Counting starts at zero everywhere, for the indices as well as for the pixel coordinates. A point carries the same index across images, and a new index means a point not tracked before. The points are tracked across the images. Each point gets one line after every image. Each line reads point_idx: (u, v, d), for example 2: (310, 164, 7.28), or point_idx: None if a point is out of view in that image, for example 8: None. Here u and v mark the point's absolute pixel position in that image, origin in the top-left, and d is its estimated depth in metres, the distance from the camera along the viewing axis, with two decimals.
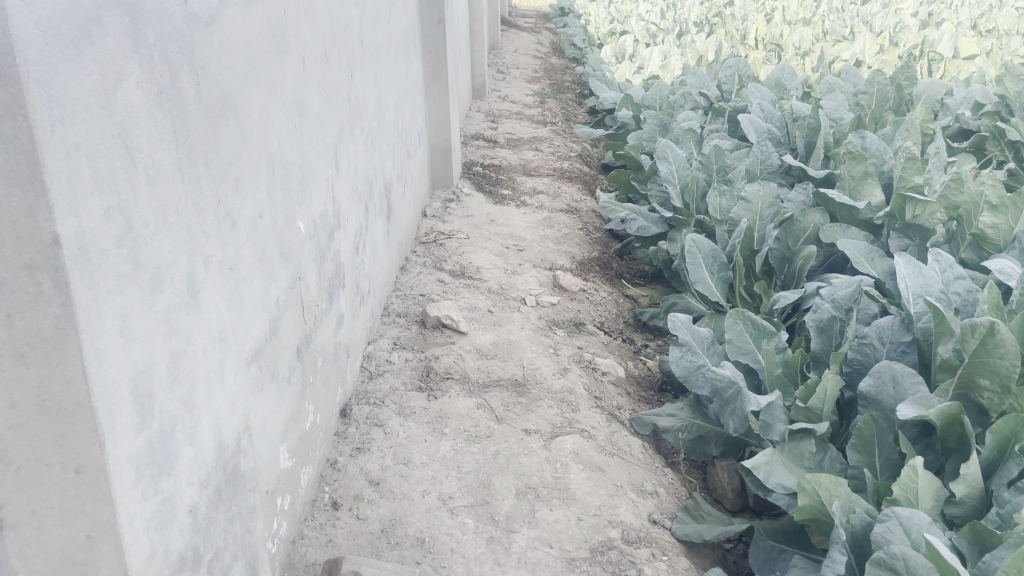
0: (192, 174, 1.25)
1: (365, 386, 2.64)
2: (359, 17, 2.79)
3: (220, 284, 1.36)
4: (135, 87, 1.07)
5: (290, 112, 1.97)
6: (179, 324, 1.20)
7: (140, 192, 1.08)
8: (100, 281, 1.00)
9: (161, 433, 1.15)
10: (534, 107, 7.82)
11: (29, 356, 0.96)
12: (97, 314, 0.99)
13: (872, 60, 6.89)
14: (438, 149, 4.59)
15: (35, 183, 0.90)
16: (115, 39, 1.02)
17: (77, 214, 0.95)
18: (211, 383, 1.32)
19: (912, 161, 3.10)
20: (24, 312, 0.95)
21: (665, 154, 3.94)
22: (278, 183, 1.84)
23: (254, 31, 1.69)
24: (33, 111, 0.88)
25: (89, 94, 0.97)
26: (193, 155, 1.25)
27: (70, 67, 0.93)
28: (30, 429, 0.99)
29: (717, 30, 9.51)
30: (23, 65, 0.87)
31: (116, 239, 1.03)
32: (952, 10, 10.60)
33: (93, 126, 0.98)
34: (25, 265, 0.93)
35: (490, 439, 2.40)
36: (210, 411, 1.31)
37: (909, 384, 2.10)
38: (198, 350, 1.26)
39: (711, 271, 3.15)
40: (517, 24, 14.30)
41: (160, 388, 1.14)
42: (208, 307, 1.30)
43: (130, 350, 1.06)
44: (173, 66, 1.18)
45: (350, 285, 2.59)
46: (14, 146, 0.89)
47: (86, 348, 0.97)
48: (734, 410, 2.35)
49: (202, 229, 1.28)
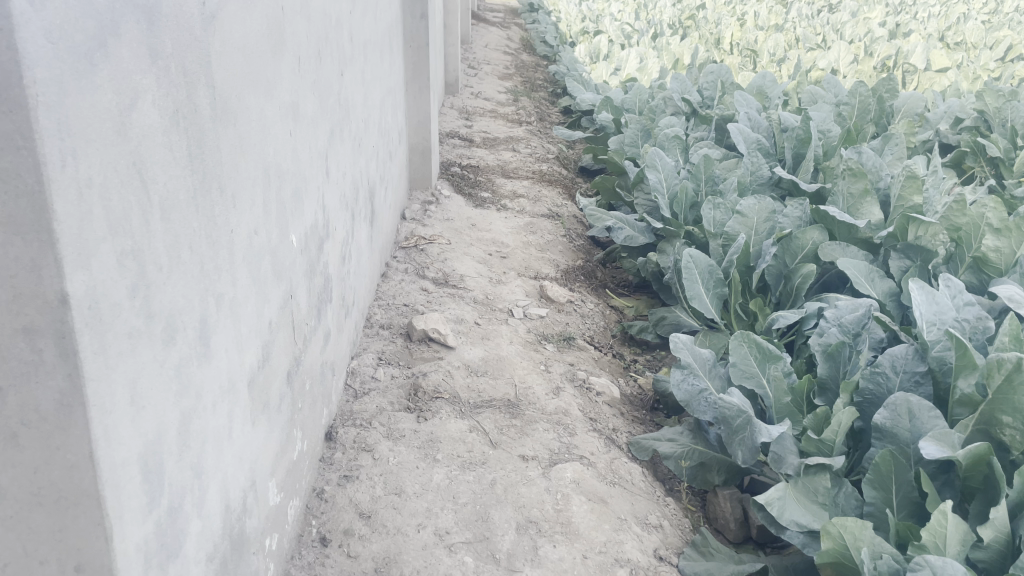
0: (206, 203, 1.12)
1: (351, 406, 2.48)
2: (349, 11, 2.63)
3: (230, 325, 1.24)
4: (151, 105, 0.95)
5: (285, 116, 1.82)
6: (190, 379, 1.08)
7: (154, 230, 0.96)
8: (111, 342, 0.88)
9: (170, 508, 1.03)
10: (509, 105, 7.68)
11: (23, 436, 0.87)
12: (108, 383, 0.87)
13: (847, 70, 6.89)
14: (417, 149, 4.42)
15: (41, 232, 0.79)
16: (132, 50, 0.90)
17: (88, 266, 0.83)
18: (219, 441, 1.20)
19: (912, 179, 3.04)
20: (20, 383, 0.85)
21: (654, 162, 3.84)
22: (274, 195, 1.69)
23: (254, 29, 1.53)
24: (41, 142, 0.77)
25: (103, 118, 0.85)
26: (208, 180, 1.12)
27: (84, 87, 0.81)
28: (20, 522, 0.90)
29: (691, 33, 9.46)
30: (31, 88, 0.75)
31: (129, 289, 0.90)
32: (919, 21, 10.69)
33: (107, 156, 0.86)
34: (24, 328, 0.83)
35: (486, 466, 2.27)
36: (218, 472, 1.20)
37: (927, 418, 2.02)
38: (208, 405, 1.14)
39: (707, 287, 3.06)
40: (487, 18, 14.11)
41: (171, 456, 1.02)
42: (218, 353, 1.19)
43: (141, 419, 0.94)
44: (188, 77, 1.05)
45: (337, 299, 2.44)
46: (18, 186, 0.78)
47: (94, 427, 0.85)
48: (743, 440, 2.25)
49: (215, 265, 1.16)
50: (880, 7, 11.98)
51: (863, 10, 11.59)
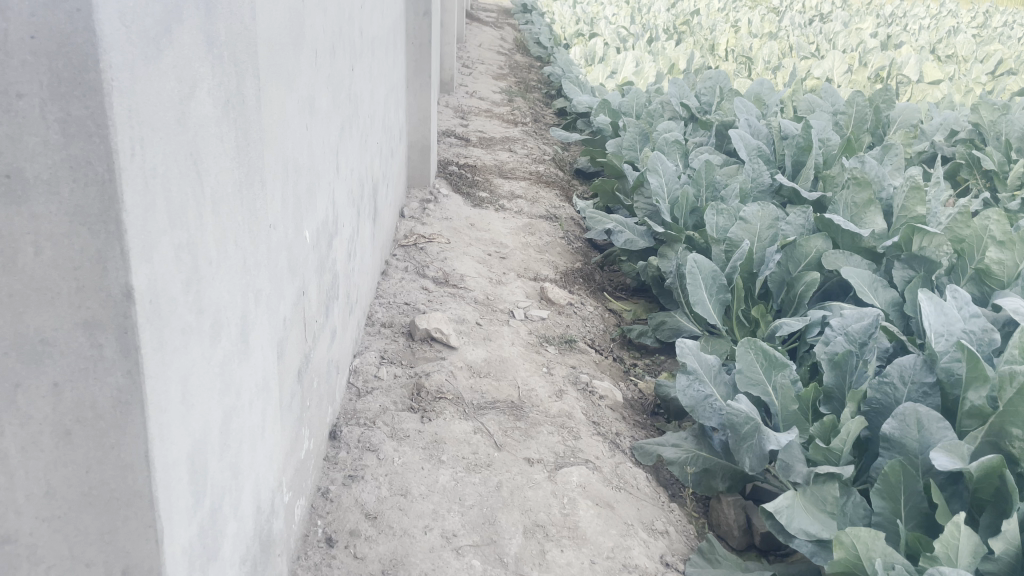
0: (250, 197, 1.11)
1: (354, 404, 2.45)
2: (360, 6, 2.61)
3: (266, 323, 1.23)
4: (207, 94, 0.93)
5: (303, 111, 1.79)
6: (232, 377, 1.07)
7: (207, 224, 0.95)
8: (167, 339, 0.87)
9: (212, 510, 1.02)
10: (503, 105, 7.65)
11: (76, 435, 0.87)
12: (164, 381, 0.87)
13: (841, 79, 6.93)
14: (416, 147, 4.39)
15: (107, 224, 0.78)
16: (192, 37, 0.88)
17: (151, 259, 0.83)
18: (253, 441, 1.19)
19: (916, 190, 3.05)
20: (76, 380, 0.85)
21: (655, 166, 3.83)
22: (292, 189, 1.66)
23: (279, 19, 1.51)
24: (114, 130, 0.76)
25: (166, 106, 0.83)
26: (251, 174, 1.11)
27: (151, 73, 0.80)
28: (68, 523, 0.90)
29: (686, 38, 9.48)
30: (106, 73, 0.74)
31: (184, 284, 0.90)
32: (910, 33, 10.77)
33: (169, 146, 0.84)
34: (85, 322, 0.82)
35: (491, 469, 2.25)
36: (253, 473, 1.18)
37: (935, 429, 2.02)
38: (247, 403, 1.13)
39: (710, 292, 3.05)
40: (481, 18, 14.07)
41: (214, 456, 1.02)
42: (256, 350, 1.18)
43: (189, 418, 0.94)
44: (239, 67, 1.03)
45: (343, 297, 2.41)
46: (88, 175, 0.77)
47: (149, 427, 0.86)
48: (751, 446, 2.25)
49: (254, 260, 1.15)
50: (871, 18, 12.07)
51: (855, 21, 11.66)
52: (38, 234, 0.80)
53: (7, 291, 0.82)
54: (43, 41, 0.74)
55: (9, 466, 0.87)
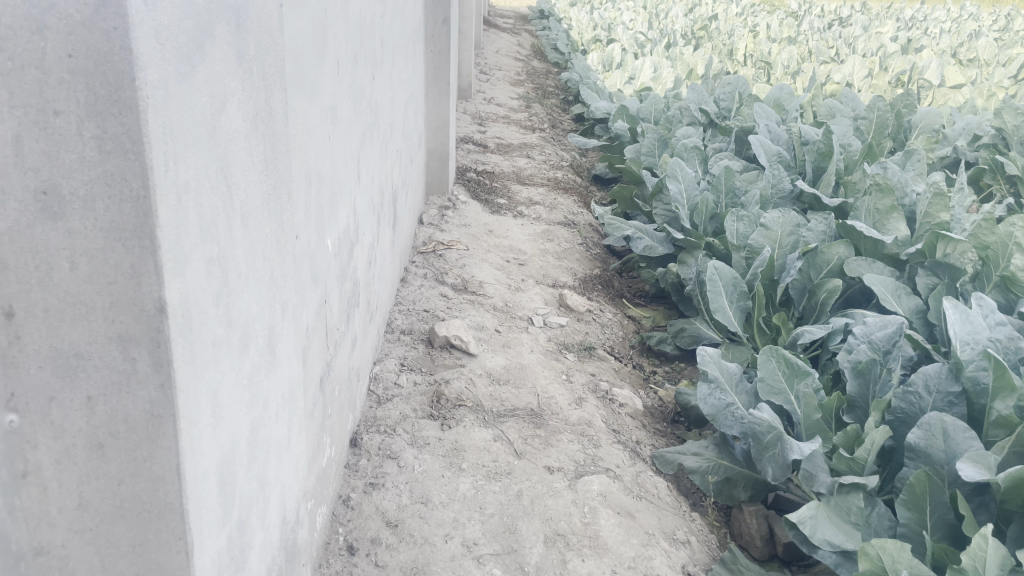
0: (278, 209, 1.12)
1: (374, 412, 2.46)
2: (381, 15, 2.62)
3: (292, 333, 1.24)
4: (237, 109, 0.94)
5: (326, 119, 1.80)
6: (259, 389, 1.08)
7: (236, 238, 0.96)
8: (198, 351, 0.89)
9: (240, 522, 1.03)
10: (520, 112, 7.66)
11: (110, 447, 0.88)
12: (195, 394, 0.88)
13: (862, 84, 6.89)
14: (435, 153, 4.41)
15: (142, 240, 0.80)
16: (224, 53, 0.90)
17: (183, 273, 0.84)
18: (280, 451, 1.20)
19: (940, 197, 3.02)
20: (109, 395, 0.86)
21: (675, 173, 3.82)
22: (315, 199, 1.68)
23: (304, 30, 1.52)
24: (150, 147, 0.77)
25: (198, 122, 0.85)
26: (279, 186, 1.12)
27: (183, 89, 0.81)
28: (100, 534, 0.91)
29: (704, 44, 9.45)
30: (141, 89, 0.76)
31: (214, 297, 0.91)
32: (931, 37, 10.69)
33: (200, 160, 0.86)
34: (119, 336, 0.83)
35: (511, 477, 2.24)
36: (279, 484, 1.19)
37: (961, 439, 2.00)
38: (274, 414, 1.14)
39: (730, 299, 3.04)
40: (498, 25, 14.10)
41: (242, 467, 1.03)
42: (284, 360, 1.19)
43: (219, 430, 0.95)
44: (268, 80, 1.05)
45: (363, 304, 2.42)
46: (124, 191, 0.78)
47: (181, 438, 0.87)
48: (773, 456, 2.23)
49: (282, 272, 1.16)
50: (892, 22, 11.97)
51: (875, 26, 11.58)
52: (72, 249, 0.82)
53: (42, 306, 0.83)
54: (80, 59, 0.75)
55: (43, 479, 0.88)
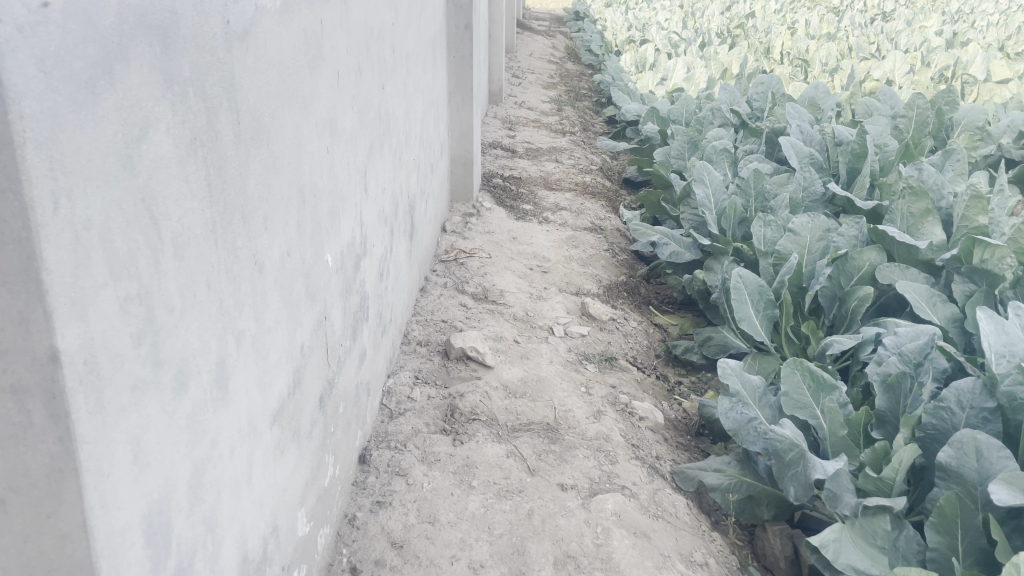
0: (227, 236, 1.09)
1: (386, 426, 2.41)
2: (392, 23, 2.58)
3: (252, 363, 1.20)
4: (165, 135, 0.91)
5: (322, 132, 1.76)
6: (205, 427, 1.05)
7: (165, 271, 0.92)
8: (110, 399, 0.83)
9: (179, 569, 1.00)
10: (552, 115, 7.59)
11: (12, 505, 0.82)
12: (108, 443, 0.83)
13: (903, 80, 6.68)
14: (459, 160, 4.37)
15: (28, 283, 0.73)
16: (141, 77, 0.86)
17: (84, 316, 0.79)
18: (236, 489, 1.17)
19: (978, 199, 2.87)
20: (8, 448, 0.80)
21: (702, 177, 3.71)
22: (307, 215, 1.64)
23: (289, 44, 1.50)
24: (30, 184, 0.71)
25: (107, 152, 0.80)
26: (229, 212, 1.09)
27: (82, 119, 0.77)
28: None
29: (740, 42, 9.28)
30: (19, 123, 0.69)
31: (132, 338, 0.86)
32: (978, 30, 10.35)
33: (109, 193, 0.81)
34: (10, 386, 0.77)
35: (523, 495, 2.19)
36: (235, 522, 1.16)
37: (996, 458, 1.89)
38: (225, 451, 1.11)
39: (756, 308, 2.93)
40: (532, 27, 14.05)
41: (179, 513, 0.99)
42: (238, 394, 1.15)
43: (145, 478, 0.90)
44: (210, 103, 1.02)
45: (374, 317, 2.38)
46: (5, 233, 0.72)
47: (88, 493, 0.81)
48: (796, 475, 2.13)
49: (236, 301, 1.13)
50: (938, 16, 11.63)
51: (920, 20, 11.27)
52: None
53: None
54: None
55: None
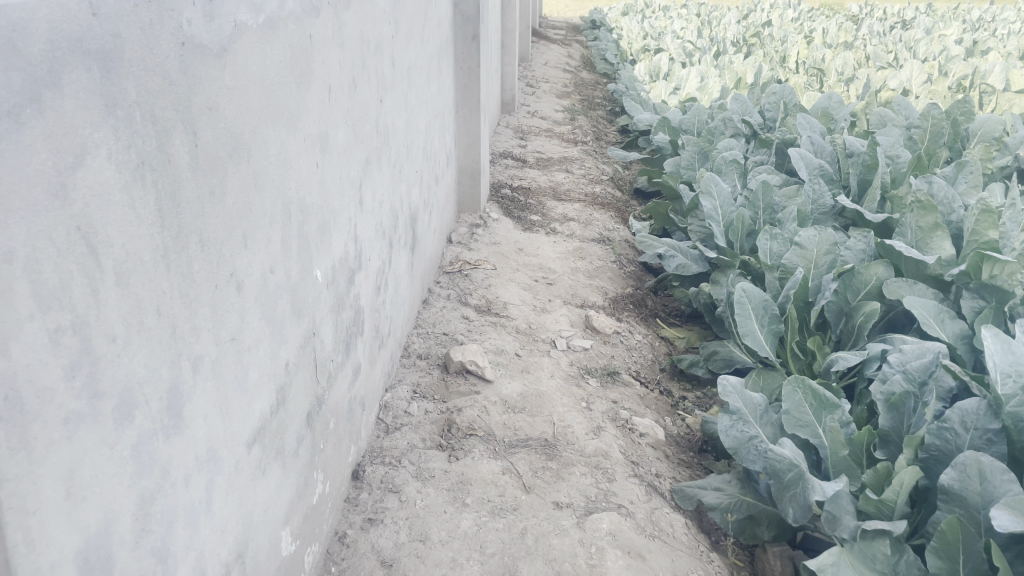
0: (181, 261, 1.07)
1: (381, 442, 2.39)
2: (392, 36, 2.58)
3: (212, 388, 1.18)
4: (106, 160, 0.89)
5: (312, 148, 1.75)
6: (154, 456, 1.02)
7: (104, 300, 0.90)
8: (37, 435, 0.80)
9: None
10: (565, 124, 7.57)
11: None
12: (33, 479, 0.80)
13: (920, 89, 6.61)
14: (466, 171, 4.36)
15: None
16: (77, 102, 0.84)
17: (7, 350, 0.76)
18: (193, 517, 1.14)
19: (988, 213, 2.81)
20: None
21: (709, 189, 3.67)
22: (293, 231, 1.63)
23: (274, 61, 1.49)
24: None
25: (35, 181, 0.79)
26: (184, 235, 1.07)
27: (7, 149, 0.75)
28: None
29: (756, 51, 9.23)
30: None
31: (63, 370, 0.84)
32: (999, 39, 10.23)
33: (37, 223, 0.79)
34: None
35: (517, 513, 2.16)
36: (191, 551, 1.14)
37: (999, 481, 1.85)
38: (180, 480, 1.09)
39: (761, 323, 2.89)
40: (548, 36, 14.06)
41: (123, 546, 0.96)
42: (195, 421, 1.13)
43: (79, 514, 0.87)
44: (161, 126, 1.01)
45: (369, 331, 2.37)
46: None
47: (13, 532, 0.78)
48: (794, 496, 2.09)
49: (193, 325, 1.11)
50: (957, 24, 11.51)
51: (939, 28, 11.15)
52: None
53: None
54: None
55: None
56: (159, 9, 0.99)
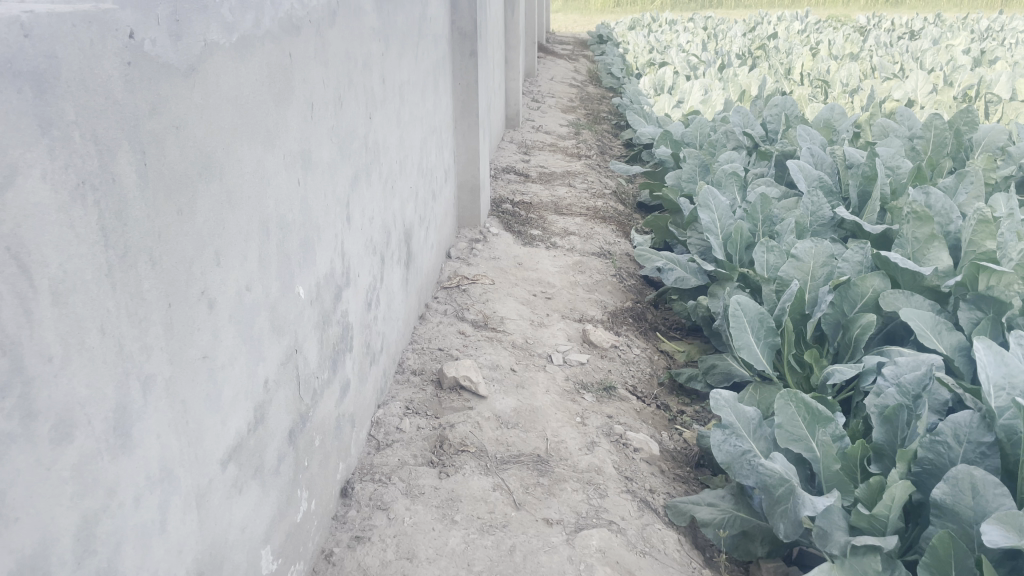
0: (128, 279, 1.07)
1: (371, 458, 2.39)
2: (382, 53, 2.59)
3: (166, 409, 1.18)
4: (40, 180, 0.90)
5: (292, 166, 1.75)
6: (98, 475, 1.02)
7: (40, 320, 0.90)
8: None
9: None
10: (569, 139, 7.58)
11: None
12: None
13: (926, 100, 6.58)
14: (466, 186, 4.37)
15: None
16: (7, 122, 0.85)
17: None
18: (144, 538, 1.14)
19: (985, 224, 2.79)
20: None
21: (707, 202, 3.66)
22: (272, 248, 1.63)
23: (249, 79, 1.50)
24: None
25: None
26: (131, 253, 1.07)
27: None
28: None
29: (761, 63, 9.23)
30: None
31: None
32: (1007, 48, 10.19)
33: None
34: None
35: (506, 530, 2.14)
36: (143, 571, 1.14)
37: (992, 495, 1.82)
38: (128, 501, 1.09)
39: (757, 336, 2.87)
40: (555, 51, 14.10)
41: (63, 568, 0.96)
42: (147, 441, 1.13)
43: (10, 536, 0.87)
44: (103, 147, 1.01)
45: (359, 347, 2.36)
46: None
47: None
48: (785, 511, 2.06)
49: (144, 344, 1.11)
50: (964, 34, 11.49)
51: (946, 39, 11.13)
52: None
53: None
54: None
55: None
56: (101, 30, 0.99)
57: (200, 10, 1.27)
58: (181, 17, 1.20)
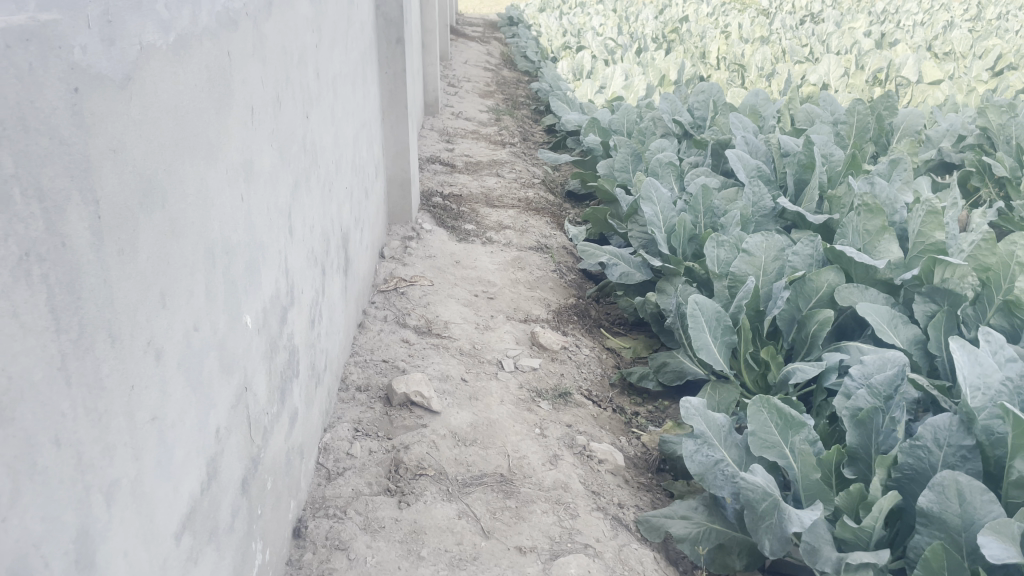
0: (85, 366, 0.92)
1: (323, 491, 2.20)
2: (315, 45, 2.36)
3: (132, 517, 1.04)
4: None
5: (235, 179, 1.54)
6: None
7: None
8: None
9: None
10: (490, 125, 7.41)
11: None
12: None
13: (838, 83, 6.68)
14: (396, 181, 4.15)
15: None
16: None
17: None
18: None
19: (934, 214, 2.77)
20: None
21: (649, 194, 3.55)
22: (218, 278, 1.43)
23: (188, 85, 1.28)
24: None
25: None
26: (87, 334, 0.92)
27: None
28: None
29: (676, 46, 9.25)
30: None
31: None
32: (904, 31, 10.51)
33: None
34: None
35: (477, 564, 2.00)
36: None
37: (980, 501, 1.78)
38: None
39: (714, 335, 2.79)
40: (466, 33, 13.83)
41: None
42: (113, 562, 0.99)
43: None
44: (47, 200, 0.84)
45: (305, 371, 2.16)
46: None
47: None
48: (770, 527, 1.99)
49: (95, 441, 0.93)
50: (863, 17, 11.80)
51: (848, 21, 11.41)
52: None
53: None
54: None
55: None
56: (41, 48, 0.83)
57: (134, 7, 1.06)
58: (114, 16, 0.99)
